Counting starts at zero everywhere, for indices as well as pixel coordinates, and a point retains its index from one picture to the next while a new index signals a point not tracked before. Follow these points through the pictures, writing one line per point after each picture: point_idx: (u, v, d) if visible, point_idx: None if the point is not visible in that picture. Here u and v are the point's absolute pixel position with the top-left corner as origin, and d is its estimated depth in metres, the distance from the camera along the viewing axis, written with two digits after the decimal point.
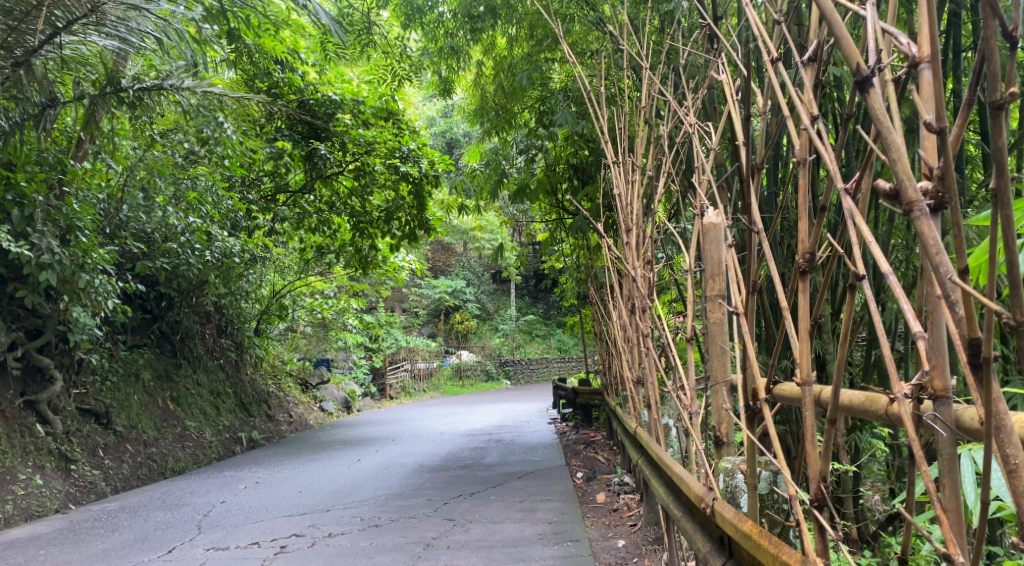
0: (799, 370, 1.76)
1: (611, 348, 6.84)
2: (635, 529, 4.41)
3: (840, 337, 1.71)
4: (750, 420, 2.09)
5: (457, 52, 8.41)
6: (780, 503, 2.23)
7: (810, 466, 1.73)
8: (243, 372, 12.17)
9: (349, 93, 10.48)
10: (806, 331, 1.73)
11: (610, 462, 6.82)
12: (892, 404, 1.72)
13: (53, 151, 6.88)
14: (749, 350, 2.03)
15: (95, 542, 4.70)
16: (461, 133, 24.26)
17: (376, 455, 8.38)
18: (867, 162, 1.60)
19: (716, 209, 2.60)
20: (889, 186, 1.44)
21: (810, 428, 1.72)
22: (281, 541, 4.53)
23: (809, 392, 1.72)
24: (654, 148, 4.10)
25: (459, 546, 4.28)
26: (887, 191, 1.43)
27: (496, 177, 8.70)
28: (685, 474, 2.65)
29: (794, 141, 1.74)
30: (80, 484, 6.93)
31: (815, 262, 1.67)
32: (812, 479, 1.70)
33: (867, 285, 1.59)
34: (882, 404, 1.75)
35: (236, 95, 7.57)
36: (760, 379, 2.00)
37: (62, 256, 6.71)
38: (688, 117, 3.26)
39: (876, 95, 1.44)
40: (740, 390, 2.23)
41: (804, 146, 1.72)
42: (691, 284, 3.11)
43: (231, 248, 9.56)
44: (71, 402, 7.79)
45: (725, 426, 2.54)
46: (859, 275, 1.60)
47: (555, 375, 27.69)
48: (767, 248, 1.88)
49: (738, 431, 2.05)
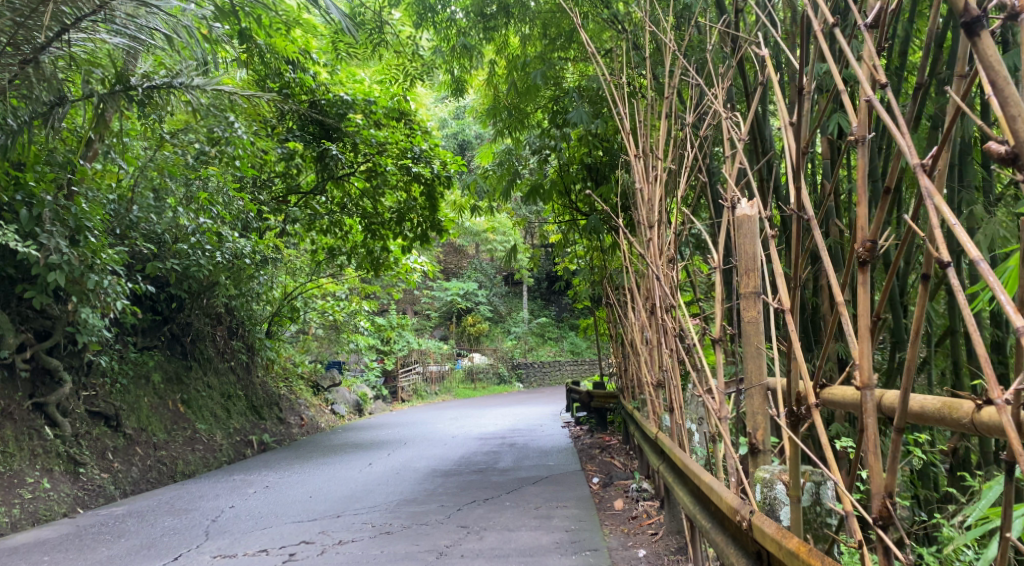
0: (859, 372, 1.68)
1: (628, 352, 6.73)
2: (656, 539, 4.26)
3: (910, 336, 1.63)
4: (795, 426, 1.99)
5: (469, 51, 8.31)
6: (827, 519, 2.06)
7: (870, 482, 1.66)
8: (254, 374, 12.08)
9: (360, 92, 10.41)
10: (867, 330, 1.65)
11: (627, 467, 6.68)
12: (977, 411, 1.67)
13: (62, 151, 6.82)
14: (796, 350, 1.91)
15: (100, 549, 4.58)
16: (473, 135, 24.16)
17: (388, 459, 8.26)
18: (946, 136, 1.55)
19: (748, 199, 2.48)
20: (1003, 149, 1.41)
21: (871, 438, 1.66)
22: (290, 548, 4.40)
23: (870, 396, 1.65)
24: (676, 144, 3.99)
25: (473, 556, 4.14)
26: (1001, 152, 1.41)
27: (508, 177, 8.55)
28: (714, 482, 2.50)
29: (851, 119, 1.66)
30: (87, 488, 6.82)
31: (876, 251, 1.60)
32: (875, 496, 1.63)
33: (952, 273, 1.49)
34: (967, 412, 1.70)
35: (248, 94, 7.48)
36: (807, 381, 1.88)
37: (70, 256, 6.61)
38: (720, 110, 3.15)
39: (987, 46, 1.42)
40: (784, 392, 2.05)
41: (863, 123, 1.65)
42: (719, 281, 2.96)
43: (242, 249, 9.50)
44: (81, 405, 7.71)
45: (761, 431, 2.39)
46: (943, 260, 1.50)
47: (567, 378, 27.56)
48: (819, 236, 1.81)
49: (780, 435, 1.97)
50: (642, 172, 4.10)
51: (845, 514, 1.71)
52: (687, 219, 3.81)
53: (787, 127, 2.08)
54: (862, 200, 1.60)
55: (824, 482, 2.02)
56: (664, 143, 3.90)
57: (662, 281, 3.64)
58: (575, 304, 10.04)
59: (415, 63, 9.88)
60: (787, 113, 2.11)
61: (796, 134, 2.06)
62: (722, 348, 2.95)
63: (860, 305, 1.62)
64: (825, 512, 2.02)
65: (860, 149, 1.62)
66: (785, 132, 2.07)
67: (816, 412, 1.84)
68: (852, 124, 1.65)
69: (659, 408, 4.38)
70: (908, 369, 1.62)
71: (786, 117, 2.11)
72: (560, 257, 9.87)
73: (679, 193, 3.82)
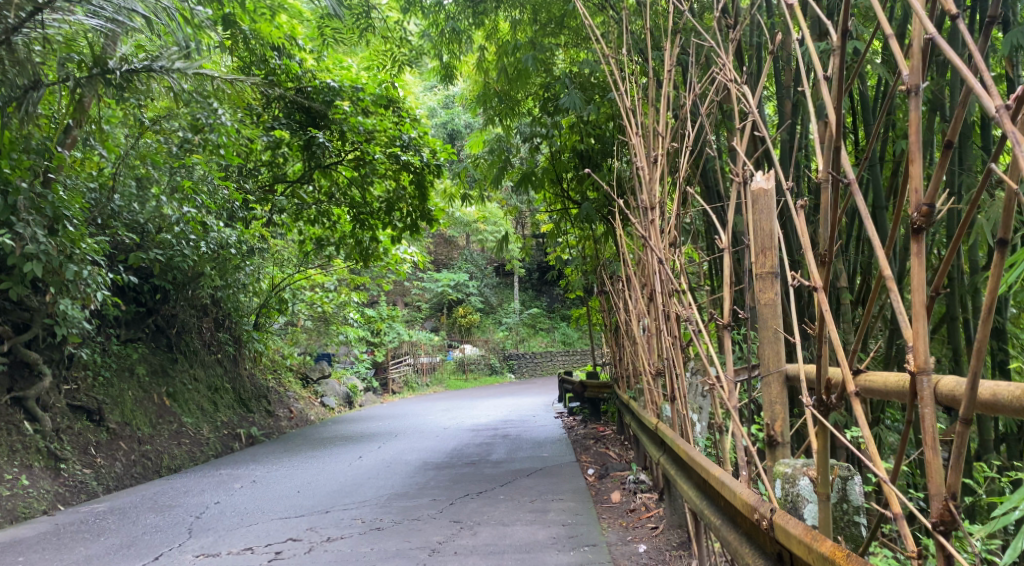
0: (914, 356, 1.69)
1: (622, 340, 6.63)
2: (656, 533, 4.13)
3: (982, 317, 1.62)
4: (827, 416, 1.90)
5: (458, 36, 8.11)
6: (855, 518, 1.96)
7: (928, 483, 1.65)
8: (241, 367, 11.87)
9: (348, 79, 10.10)
10: (923, 307, 1.63)
11: (622, 458, 6.56)
12: None
13: (40, 136, 6.53)
14: (831, 331, 1.88)
15: (78, 549, 4.40)
16: (463, 124, 23.91)
17: (378, 452, 8.10)
18: None
19: (763, 172, 2.42)
20: None
21: (929, 433, 1.63)
22: (276, 546, 4.23)
23: (927, 382, 1.64)
24: (675, 125, 3.88)
25: (467, 552, 3.98)
26: None
27: (499, 164, 8.30)
28: (726, 476, 2.34)
29: (902, 66, 1.69)
30: (69, 483, 6.64)
31: (934, 215, 1.60)
32: (937, 497, 1.61)
33: None
34: None
35: (230, 78, 7.28)
36: (845, 370, 1.83)
37: (48, 245, 6.36)
38: (744, 95, 2.73)
39: None
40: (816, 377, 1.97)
41: (915, 71, 1.68)
42: (729, 259, 2.81)
43: (227, 239, 9.32)
44: (62, 398, 7.53)
45: (779, 423, 2.40)
46: None
47: (560, 368, 27.26)
48: (861, 201, 1.80)
49: (814, 425, 1.88)
50: (640, 150, 3.96)
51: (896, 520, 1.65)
52: (689, 201, 3.72)
53: (822, 79, 1.98)
54: (917, 155, 1.63)
55: (852, 477, 1.93)
56: (665, 121, 3.78)
57: (665, 264, 3.49)
58: (567, 294, 9.91)
59: (403, 49, 9.71)
60: (822, 67, 2.04)
61: (831, 85, 1.97)
62: (730, 334, 2.78)
63: (915, 274, 1.62)
64: (852, 510, 1.94)
65: (913, 100, 1.66)
66: (819, 83, 1.98)
67: (856, 401, 1.78)
68: (904, 72, 1.67)
69: (657, 397, 4.25)
70: (972, 355, 1.59)
71: (821, 71, 2.05)
72: (551, 247, 9.73)
73: (682, 171, 3.72)
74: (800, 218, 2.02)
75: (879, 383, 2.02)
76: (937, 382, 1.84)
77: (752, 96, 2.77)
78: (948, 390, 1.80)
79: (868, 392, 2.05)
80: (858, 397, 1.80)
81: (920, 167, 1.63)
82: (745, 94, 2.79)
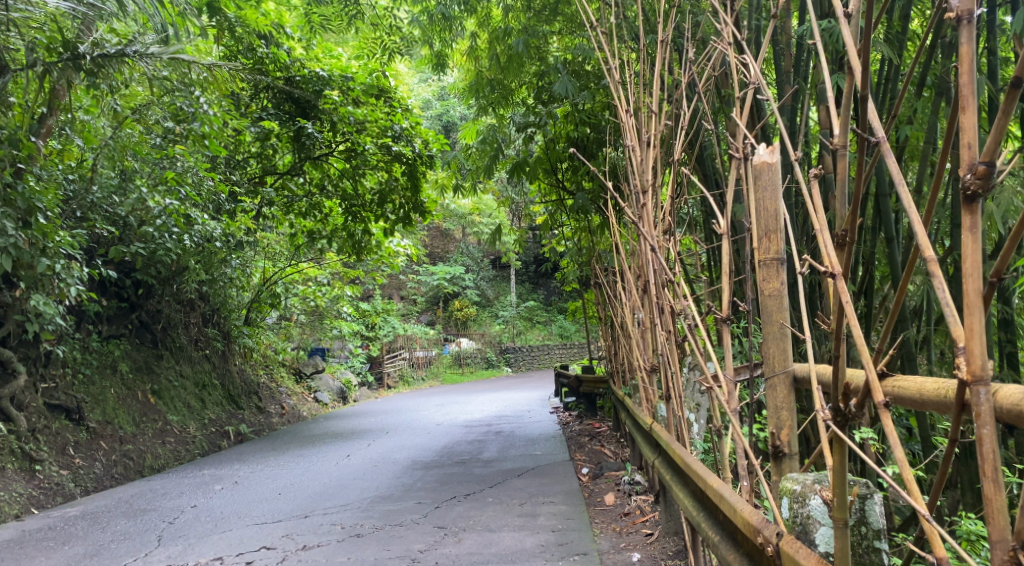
0: (974, 370, 1.51)
1: (618, 333, 6.40)
2: (650, 540, 3.91)
3: None
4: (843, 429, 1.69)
5: (449, 21, 7.83)
6: (873, 541, 1.80)
7: (987, 526, 1.51)
8: (231, 362, 11.59)
9: (337, 67, 9.77)
10: (979, 298, 1.49)
11: (618, 456, 6.33)
12: None
13: (7, 125, 6.21)
14: (853, 326, 1.66)
15: (38, 558, 4.16)
16: (458, 116, 23.68)
17: (368, 450, 7.88)
18: None
19: (767, 147, 2.23)
20: None
21: (990, 461, 1.49)
22: (248, 556, 4.00)
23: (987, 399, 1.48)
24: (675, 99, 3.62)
25: (449, 562, 3.75)
26: None
27: (492, 153, 7.95)
28: (724, 487, 2.12)
29: None
30: (43, 486, 6.40)
31: (994, 175, 1.48)
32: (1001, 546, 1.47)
33: None
34: None
35: (209, 64, 6.93)
36: (871, 374, 1.62)
37: (18, 239, 6.03)
38: (752, 61, 2.46)
39: None
40: (834, 381, 1.75)
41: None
42: (728, 244, 2.56)
43: (212, 232, 8.98)
44: (39, 398, 7.26)
45: (786, 432, 2.16)
46: None
47: (558, 361, 26.81)
48: (892, 160, 1.65)
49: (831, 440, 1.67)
50: (632, 131, 3.70)
51: (938, 563, 1.55)
52: (684, 182, 3.47)
53: (844, 17, 1.80)
54: (971, 104, 1.50)
55: (871, 496, 1.79)
56: (660, 96, 3.52)
57: (658, 253, 3.23)
58: (564, 287, 9.68)
59: (394, 37, 9.32)
60: (841, 5, 1.85)
61: (856, 26, 1.79)
62: (730, 329, 2.51)
63: (969, 258, 1.49)
64: (872, 535, 1.78)
65: (966, 31, 1.50)
66: (843, 26, 1.80)
67: (886, 414, 1.59)
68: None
69: (652, 396, 4.00)
70: None
71: (842, 9, 1.84)
72: (548, 239, 9.47)
73: (678, 151, 3.45)
74: (814, 186, 1.86)
75: (913, 390, 1.79)
76: (996, 394, 1.64)
77: (756, 67, 2.51)
78: (1013, 404, 1.60)
79: (899, 400, 1.82)
80: (886, 408, 1.61)
81: (974, 119, 1.50)
82: (747, 61, 2.53)
